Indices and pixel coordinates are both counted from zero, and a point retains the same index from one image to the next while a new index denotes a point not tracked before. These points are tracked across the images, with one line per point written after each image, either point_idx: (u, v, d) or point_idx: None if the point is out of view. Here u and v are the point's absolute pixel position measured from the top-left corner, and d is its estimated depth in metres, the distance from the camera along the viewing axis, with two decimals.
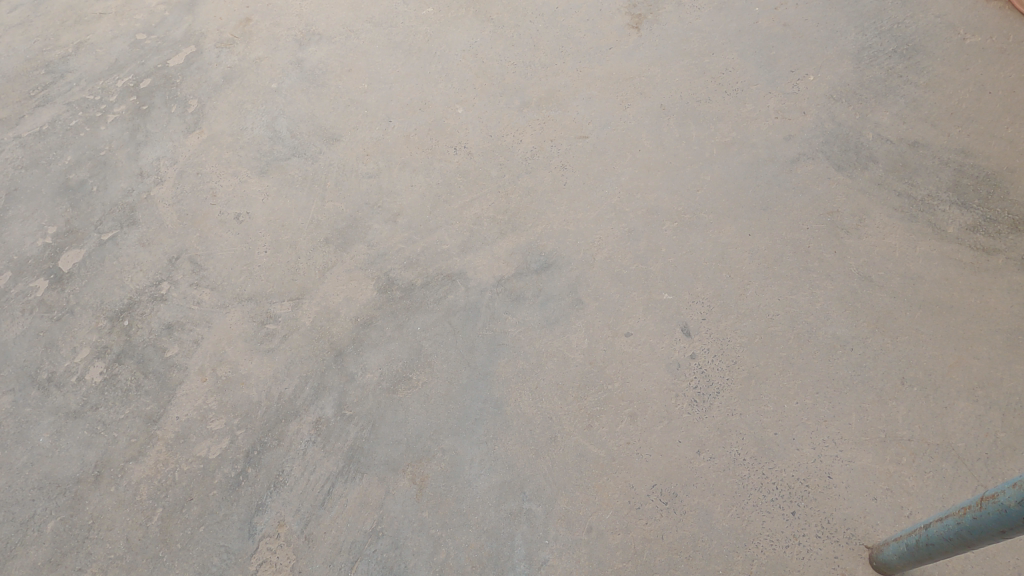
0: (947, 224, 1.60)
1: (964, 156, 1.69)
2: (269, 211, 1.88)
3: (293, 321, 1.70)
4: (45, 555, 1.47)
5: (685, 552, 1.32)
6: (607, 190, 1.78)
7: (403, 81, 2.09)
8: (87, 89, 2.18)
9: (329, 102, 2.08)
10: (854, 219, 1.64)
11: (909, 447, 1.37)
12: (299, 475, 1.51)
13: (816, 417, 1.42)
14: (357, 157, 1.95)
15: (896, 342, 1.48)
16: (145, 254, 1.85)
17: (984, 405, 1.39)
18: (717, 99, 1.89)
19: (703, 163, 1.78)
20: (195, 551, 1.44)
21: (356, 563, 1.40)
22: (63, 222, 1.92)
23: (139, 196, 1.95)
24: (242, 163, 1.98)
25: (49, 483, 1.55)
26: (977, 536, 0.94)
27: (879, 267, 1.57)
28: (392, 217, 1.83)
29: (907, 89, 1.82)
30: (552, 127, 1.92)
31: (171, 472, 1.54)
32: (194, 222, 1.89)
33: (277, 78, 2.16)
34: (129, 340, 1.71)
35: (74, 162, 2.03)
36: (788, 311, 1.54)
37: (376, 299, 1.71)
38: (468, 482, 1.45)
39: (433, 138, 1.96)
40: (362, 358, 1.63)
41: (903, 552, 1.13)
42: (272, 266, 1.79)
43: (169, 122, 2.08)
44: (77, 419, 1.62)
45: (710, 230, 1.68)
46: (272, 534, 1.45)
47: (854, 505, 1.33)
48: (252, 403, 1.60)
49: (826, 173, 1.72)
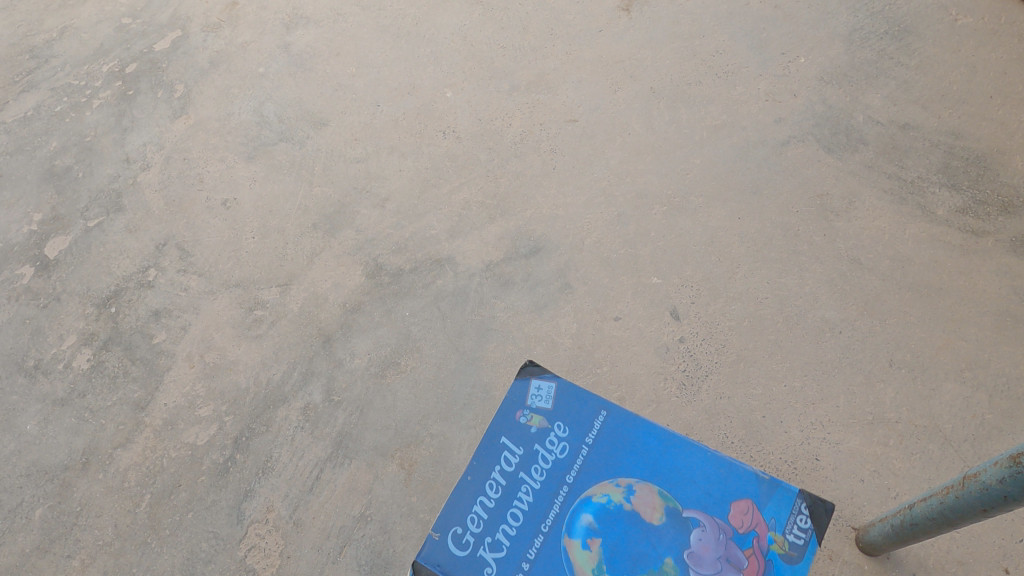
0: (937, 206, 1.60)
1: (954, 138, 1.68)
2: (256, 196, 1.87)
3: (281, 307, 1.69)
4: (33, 542, 1.47)
5: None
6: (596, 173, 1.77)
7: (391, 65, 2.07)
8: (72, 74, 2.15)
9: (317, 86, 2.06)
10: (844, 202, 1.63)
11: (896, 428, 1.37)
12: (287, 460, 1.50)
13: (804, 400, 1.42)
14: (345, 142, 1.93)
15: (884, 325, 1.47)
16: (132, 240, 1.83)
17: (972, 387, 1.39)
18: (707, 81, 1.87)
19: (693, 146, 1.77)
20: (183, 537, 1.44)
21: (344, 548, 1.40)
22: (48, 209, 1.90)
23: (125, 182, 1.93)
24: (229, 149, 1.96)
25: (37, 471, 1.55)
26: (959, 515, 0.94)
27: (868, 249, 1.57)
28: (380, 202, 1.82)
29: (898, 71, 1.80)
30: (541, 110, 1.90)
31: (159, 459, 1.53)
32: (181, 208, 1.87)
33: (264, 63, 2.13)
34: (116, 327, 1.70)
35: (59, 148, 2.01)
36: (777, 294, 1.54)
37: (364, 285, 1.70)
38: (457, 467, 1.45)
39: (422, 122, 1.94)
40: (350, 343, 1.63)
41: (888, 532, 1.14)
42: (259, 252, 1.77)
43: (156, 107, 2.06)
44: (65, 406, 1.62)
45: (699, 213, 1.67)
46: (261, 519, 1.45)
47: (842, 487, 1.33)
48: (241, 389, 1.59)
49: (816, 155, 1.71)
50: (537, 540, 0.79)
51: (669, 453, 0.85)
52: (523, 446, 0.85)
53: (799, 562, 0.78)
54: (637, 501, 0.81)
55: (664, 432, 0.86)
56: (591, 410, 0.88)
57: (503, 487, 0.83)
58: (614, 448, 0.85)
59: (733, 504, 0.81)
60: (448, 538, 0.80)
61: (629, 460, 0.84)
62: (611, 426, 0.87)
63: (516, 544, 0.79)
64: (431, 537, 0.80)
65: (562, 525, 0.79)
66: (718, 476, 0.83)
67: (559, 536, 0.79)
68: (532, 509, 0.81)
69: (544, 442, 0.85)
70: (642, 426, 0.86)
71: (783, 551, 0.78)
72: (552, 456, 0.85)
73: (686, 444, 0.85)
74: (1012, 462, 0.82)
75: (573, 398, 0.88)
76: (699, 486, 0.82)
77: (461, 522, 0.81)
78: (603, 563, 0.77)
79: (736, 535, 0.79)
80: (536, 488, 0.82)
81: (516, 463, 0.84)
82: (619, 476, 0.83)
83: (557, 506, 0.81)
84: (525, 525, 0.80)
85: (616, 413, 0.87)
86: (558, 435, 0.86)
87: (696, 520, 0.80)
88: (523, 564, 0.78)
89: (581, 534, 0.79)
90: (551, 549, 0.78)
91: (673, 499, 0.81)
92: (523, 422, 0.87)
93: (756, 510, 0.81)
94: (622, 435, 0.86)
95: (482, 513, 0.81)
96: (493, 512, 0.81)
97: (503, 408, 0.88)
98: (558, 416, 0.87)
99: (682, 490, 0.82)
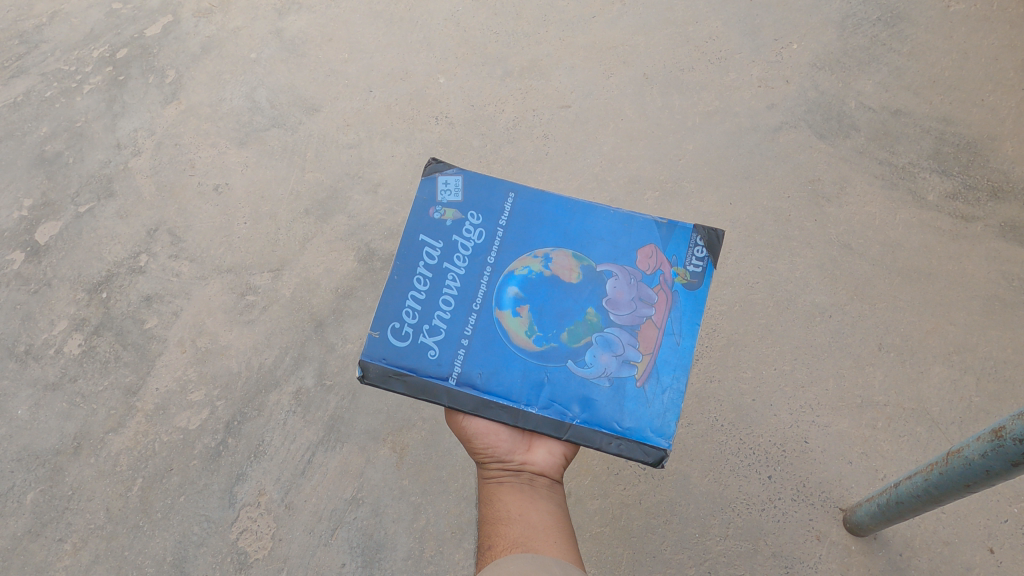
0: (927, 191, 1.60)
1: (945, 125, 1.68)
2: (248, 182, 1.86)
3: (273, 293, 1.68)
4: (25, 525, 1.47)
5: (662, 516, 1.33)
6: (589, 159, 1.77)
7: (384, 50, 2.04)
8: (62, 59, 2.11)
9: (309, 72, 2.04)
10: (835, 188, 1.64)
11: (885, 412, 1.38)
12: (279, 444, 1.51)
13: (793, 383, 1.43)
14: (337, 128, 1.93)
15: (873, 309, 1.48)
16: (123, 226, 1.82)
17: (959, 370, 1.40)
18: (701, 67, 1.86)
19: (686, 132, 1.77)
20: (175, 520, 1.45)
21: (336, 530, 1.42)
22: (39, 194, 1.89)
23: (116, 168, 1.92)
24: (221, 134, 1.95)
25: (28, 455, 1.55)
26: (943, 493, 0.96)
27: (858, 234, 1.57)
28: (373, 188, 1.81)
29: (890, 57, 1.80)
30: (534, 96, 1.89)
31: (150, 443, 1.53)
32: (172, 194, 1.86)
33: (256, 48, 2.10)
34: (107, 313, 1.70)
35: (50, 134, 1.99)
36: (768, 278, 1.54)
37: (357, 270, 1.70)
38: (448, 450, 1.46)
39: (414, 108, 1.93)
40: (342, 328, 1.63)
41: (874, 512, 1.15)
42: (251, 237, 1.77)
43: (147, 93, 2.04)
44: (56, 391, 1.61)
45: (691, 199, 1.67)
46: (253, 503, 1.45)
47: (830, 469, 1.35)
48: (232, 373, 1.59)
49: (807, 141, 1.71)
50: (472, 316, 0.95)
51: (578, 223, 0.99)
52: (442, 240, 0.97)
53: (700, 285, 0.95)
54: (555, 267, 0.97)
55: (569, 204, 0.99)
56: (499, 196, 0.99)
57: (431, 278, 0.96)
58: (527, 226, 0.98)
59: (638, 251, 0.97)
60: (389, 334, 0.94)
61: (543, 234, 0.98)
62: (519, 206, 0.99)
63: (453, 324, 0.94)
64: (372, 336, 0.93)
65: (492, 300, 0.95)
66: (623, 231, 0.98)
67: (490, 310, 0.95)
68: (462, 291, 0.96)
69: (460, 231, 0.97)
70: (548, 204, 0.99)
71: (685, 281, 0.95)
72: (471, 242, 0.97)
73: (589, 212, 0.99)
74: (994, 436, 0.83)
75: (480, 188, 0.99)
76: (606, 245, 0.97)
77: (397, 318, 0.94)
78: (533, 326, 0.94)
79: (645, 277, 0.96)
80: (461, 273, 0.96)
81: (439, 256, 0.97)
82: (536, 249, 0.97)
83: (484, 284, 0.96)
84: (458, 308, 0.95)
85: (523, 195, 0.99)
86: (472, 223, 0.98)
87: (608, 273, 0.97)
88: (464, 340, 0.93)
89: (510, 304, 0.95)
90: (485, 322, 0.94)
91: (585, 259, 0.97)
92: (437, 217, 0.98)
93: (658, 252, 0.96)
94: (530, 212, 0.99)
95: (416, 305, 0.95)
96: (428, 300, 0.96)
97: (416, 209, 0.99)
98: (468, 207, 0.99)
99: (591, 249, 0.97)
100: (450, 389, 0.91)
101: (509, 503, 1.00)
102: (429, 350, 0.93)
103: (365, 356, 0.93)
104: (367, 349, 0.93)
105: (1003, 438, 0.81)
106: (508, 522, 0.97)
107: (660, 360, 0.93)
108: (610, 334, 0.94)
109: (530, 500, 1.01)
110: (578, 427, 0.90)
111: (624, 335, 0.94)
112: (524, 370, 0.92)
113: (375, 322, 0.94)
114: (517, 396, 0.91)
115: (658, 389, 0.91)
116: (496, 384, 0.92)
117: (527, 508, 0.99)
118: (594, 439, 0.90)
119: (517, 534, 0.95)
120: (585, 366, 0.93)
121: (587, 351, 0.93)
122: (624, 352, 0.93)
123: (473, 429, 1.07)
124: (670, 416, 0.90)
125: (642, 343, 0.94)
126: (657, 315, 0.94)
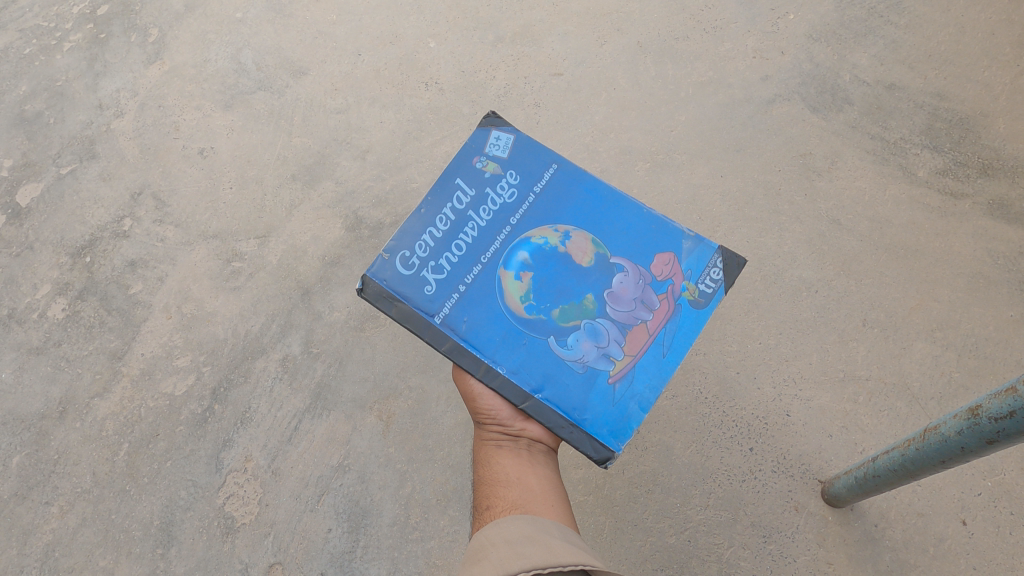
0: (918, 167, 1.60)
1: (939, 100, 1.67)
2: (234, 146, 1.83)
3: (259, 260, 1.67)
4: (12, 488, 1.48)
5: (645, 485, 1.36)
6: (580, 129, 1.75)
7: (373, 12, 1.99)
8: (41, 14, 2.05)
9: (296, 33, 1.99)
10: (826, 162, 1.63)
11: (866, 386, 1.40)
12: (265, 411, 1.51)
13: (777, 356, 1.44)
14: (325, 92, 1.89)
15: (859, 285, 1.49)
16: (106, 188, 1.79)
17: (941, 346, 1.41)
18: (696, 36, 1.83)
19: (678, 103, 1.75)
20: (162, 485, 1.46)
21: (323, 497, 1.43)
22: (19, 155, 1.85)
23: (98, 130, 1.88)
24: (205, 97, 1.91)
25: (13, 419, 1.54)
26: (918, 468, 0.97)
27: (847, 210, 1.57)
28: (361, 154, 1.79)
29: (887, 30, 1.78)
30: (526, 63, 1.86)
31: (137, 408, 1.53)
32: (156, 157, 1.83)
33: (241, 7, 2.04)
34: (91, 277, 1.68)
35: (30, 92, 1.94)
36: (756, 253, 1.55)
37: (344, 238, 1.68)
38: (434, 419, 1.47)
39: (404, 73, 1.89)
40: (330, 296, 1.62)
41: (851, 484, 1.17)
42: (237, 203, 1.75)
43: (129, 52, 1.99)
44: (40, 355, 1.60)
45: (682, 171, 1.66)
46: (240, 468, 1.46)
47: (810, 442, 1.37)
48: (219, 339, 1.59)
49: (800, 115, 1.70)
50: (475, 268, 0.94)
51: (607, 211, 0.97)
52: (474, 189, 0.97)
53: (704, 307, 0.93)
54: (571, 246, 0.95)
55: (604, 191, 0.98)
56: (542, 164, 0.98)
57: (452, 221, 0.96)
58: (557, 201, 0.97)
59: (657, 255, 0.95)
60: (396, 259, 0.94)
61: (572, 212, 0.97)
62: (558, 180, 0.98)
63: (456, 269, 0.94)
64: (381, 257, 0.94)
65: (500, 258, 0.94)
66: (648, 232, 0.96)
67: (496, 268, 0.94)
68: (476, 242, 0.95)
69: (495, 186, 0.97)
70: (584, 185, 0.98)
71: (692, 298, 0.93)
72: (501, 200, 0.97)
73: (620, 204, 0.97)
74: (970, 415, 0.84)
75: (528, 152, 0.98)
76: (629, 238, 0.96)
77: (409, 248, 0.95)
78: (531, 293, 0.93)
79: (655, 282, 0.94)
80: (481, 226, 0.95)
81: (467, 204, 0.96)
82: (558, 224, 0.96)
83: (499, 242, 0.95)
84: (467, 256, 0.94)
85: (565, 169, 0.98)
86: (509, 183, 0.97)
87: (620, 267, 0.95)
88: (461, 287, 0.93)
89: (516, 268, 0.94)
90: (486, 276, 0.93)
91: (602, 248, 0.95)
92: (479, 168, 0.98)
93: (676, 263, 0.95)
94: (567, 187, 0.98)
95: (430, 241, 0.95)
96: (441, 240, 0.95)
97: (462, 154, 0.99)
98: (512, 166, 0.98)
99: (612, 240, 0.96)
100: (432, 326, 0.92)
101: (507, 467, 0.99)
102: (426, 285, 0.93)
103: (369, 272, 0.94)
104: (373, 266, 0.94)
105: (979, 417, 0.83)
106: (507, 485, 0.97)
107: (639, 367, 0.91)
108: (601, 325, 0.92)
109: (528, 466, 1.00)
110: (537, 402, 0.90)
111: (614, 330, 0.92)
112: (506, 332, 0.92)
113: (389, 244, 0.95)
114: (491, 353, 0.91)
115: (627, 392, 0.90)
116: (477, 336, 0.92)
117: (525, 473, 0.99)
118: (550, 417, 0.89)
119: (515, 497, 0.96)
120: (566, 347, 0.92)
121: (573, 334, 0.92)
122: (607, 347, 0.92)
123: (477, 391, 1.03)
124: (632, 423, 0.90)
125: (627, 344, 0.92)
126: (653, 322, 0.92)
